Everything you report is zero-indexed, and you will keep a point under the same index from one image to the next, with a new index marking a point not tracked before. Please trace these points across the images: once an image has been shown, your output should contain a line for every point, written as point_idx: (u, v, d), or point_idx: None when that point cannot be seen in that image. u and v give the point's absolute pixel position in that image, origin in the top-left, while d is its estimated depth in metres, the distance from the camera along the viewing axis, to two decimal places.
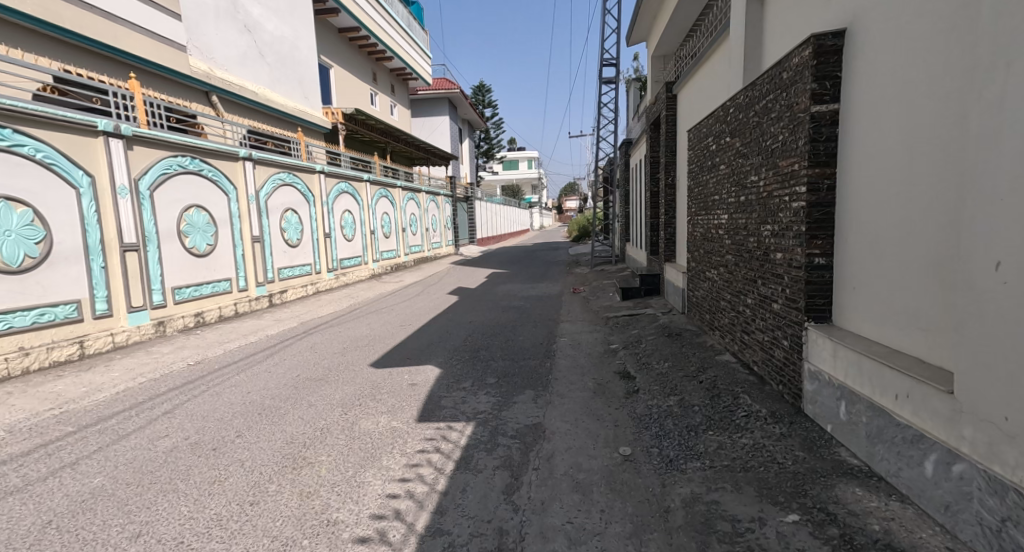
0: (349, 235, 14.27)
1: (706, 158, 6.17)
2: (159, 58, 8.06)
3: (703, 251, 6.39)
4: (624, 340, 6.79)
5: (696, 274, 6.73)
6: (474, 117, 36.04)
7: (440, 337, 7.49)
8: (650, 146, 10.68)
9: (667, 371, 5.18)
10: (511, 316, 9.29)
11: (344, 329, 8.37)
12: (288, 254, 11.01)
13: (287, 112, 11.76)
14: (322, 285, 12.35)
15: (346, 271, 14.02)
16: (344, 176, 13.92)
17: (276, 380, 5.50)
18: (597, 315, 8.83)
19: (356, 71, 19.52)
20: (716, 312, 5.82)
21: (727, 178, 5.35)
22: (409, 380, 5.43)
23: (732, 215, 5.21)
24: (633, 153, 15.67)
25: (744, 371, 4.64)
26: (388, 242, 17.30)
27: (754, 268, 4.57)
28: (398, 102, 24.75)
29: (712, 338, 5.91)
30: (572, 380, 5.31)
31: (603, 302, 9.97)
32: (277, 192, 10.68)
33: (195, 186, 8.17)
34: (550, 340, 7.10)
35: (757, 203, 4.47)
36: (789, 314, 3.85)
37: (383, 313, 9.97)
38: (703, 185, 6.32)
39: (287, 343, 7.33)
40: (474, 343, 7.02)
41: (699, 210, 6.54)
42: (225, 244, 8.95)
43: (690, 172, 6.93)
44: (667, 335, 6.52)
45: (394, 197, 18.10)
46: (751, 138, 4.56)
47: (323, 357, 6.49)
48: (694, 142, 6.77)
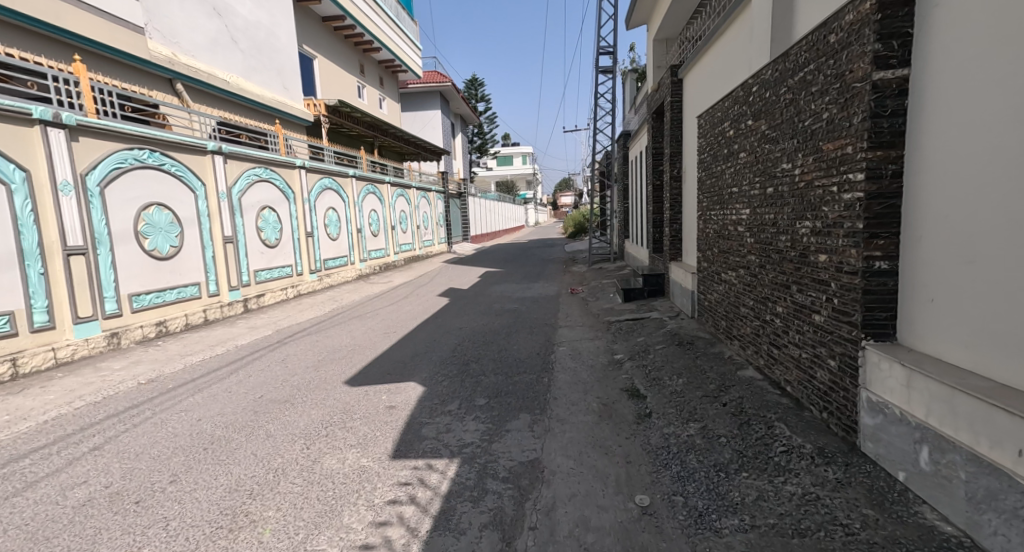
0: (333, 233, 13.54)
1: (721, 145, 5.51)
2: (114, 41, 7.33)
3: (717, 250, 5.74)
4: (630, 350, 6.13)
5: (709, 276, 6.08)
6: (467, 111, 35.21)
7: (427, 347, 6.80)
8: (652, 138, 10.00)
9: (683, 389, 4.52)
10: (504, 320, 8.60)
11: (323, 337, 7.67)
12: (266, 256, 10.29)
13: (263, 103, 11.03)
14: (303, 288, 11.64)
15: (331, 272, 13.30)
16: (327, 172, 13.19)
17: (233, 402, 4.79)
18: (598, 320, 8.15)
19: (341, 62, 18.71)
20: (735, 320, 5.17)
21: (749, 168, 4.68)
22: (386, 403, 4.73)
23: (755, 209, 4.55)
24: (632, 145, 14.97)
25: (775, 391, 3.98)
26: (376, 240, 16.57)
27: (786, 271, 3.90)
28: (387, 95, 23.96)
29: (729, 349, 5.26)
30: (574, 400, 4.64)
31: (603, 304, 9.30)
32: (252, 189, 9.94)
33: (155, 182, 7.47)
34: (548, 350, 6.41)
35: (790, 195, 3.80)
36: (836, 328, 3.18)
37: (368, 318, 9.27)
38: (718, 176, 5.66)
39: (257, 356, 6.61)
40: (463, 354, 6.34)
41: (712, 204, 5.87)
42: (193, 246, 8.24)
43: (701, 163, 6.27)
44: (677, 345, 5.86)
45: (382, 193, 17.35)
46: (783, 119, 3.89)
47: (293, 372, 5.78)
48: (705, 129, 6.11)
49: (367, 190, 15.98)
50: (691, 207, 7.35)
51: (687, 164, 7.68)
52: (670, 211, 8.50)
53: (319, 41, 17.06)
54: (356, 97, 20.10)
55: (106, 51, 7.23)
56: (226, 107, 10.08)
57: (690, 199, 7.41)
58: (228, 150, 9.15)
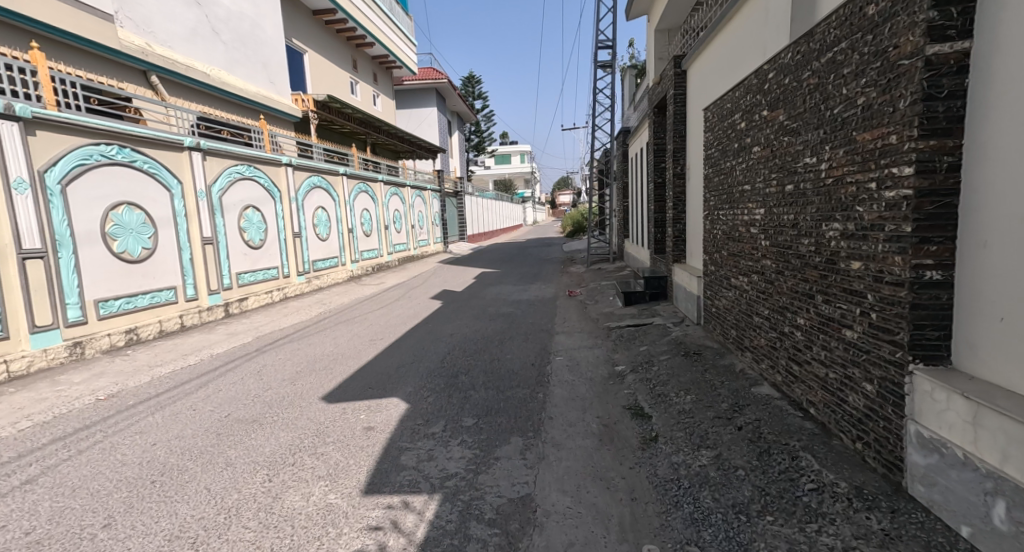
0: (323, 234, 13.09)
1: (731, 139, 5.07)
2: (80, 29, 6.88)
3: (727, 252, 5.31)
4: (631, 360, 5.70)
5: (718, 280, 5.65)
6: (464, 109, 34.72)
7: (414, 357, 6.35)
8: (654, 134, 9.56)
9: (692, 409, 4.08)
10: (498, 326, 8.16)
11: (305, 345, 7.22)
12: (249, 257, 9.85)
13: (248, 98, 10.57)
14: (290, 291, 11.20)
15: (320, 274, 12.85)
16: (315, 169, 12.74)
17: (196, 422, 4.34)
18: (597, 326, 7.70)
19: (333, 57, 18.25)
20: (747, 330, 4.74)
21: (764, 163, 4.24)
22: (364, 424, 4.29)
23: (771, 209, 4.11)
24: (632, 142, 14.54)
25: (797, 413, 3.54)
26: (369, 241, 16.12)
27: (809, 278, 3.46)
28: (381, 92, 23.49)
29: (741, 362, 4.83)
30: (572, 419, 4.21)
31: (603, 308, 8.88)
32: (234, 188, 9.49)
33: (126, 181, 7.04)
34: (543, 360, 5.97)
35: (814, 192, 3.36)
36: (874, 347, 2.74)
37: (356, 323, 8.83)
38: (727, 172, 5.23)
39: (232, 367, 6.16)
40: (453, 365, 5.90)
41: (721, 203, 5.44)
42: (169, 248, 7.80)
43: (708, 158, 5.84)
44: (684, 356, 5.43)
45: (375, 192, 16.88)
46: (806, 107, 3.45)
47: (267, 386, 5.34)
48: (712, 123, 5.69)
49: (359, 189, 15.53)
50: (697, 206, 6.93)
51: (692, 161, 7.25)
52: (674, 210, 8.08)
53: (309, 35, 16.60)
54: (348, 93, 19.62)
55: (71, 39, 6.79)
56: (207, 101, 9.63)
57: (695, 198, 6.98)
58: (208, 147, 8.71)
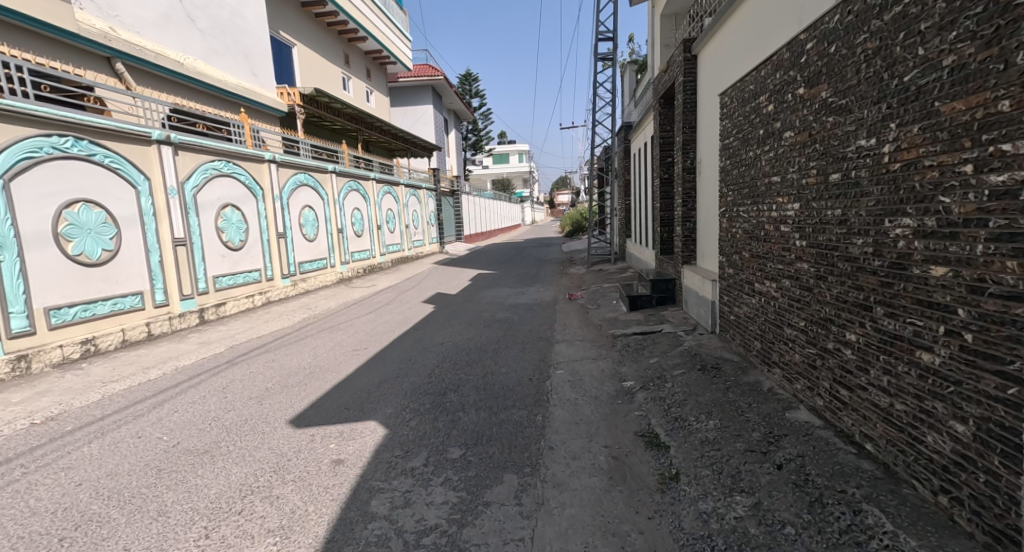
0: (310, 234, 12.47)
1: (755, 125, 4.48)
2: (31, 8, 6.27)
3: (749, 254, 4.72)
4: (640, 375, 5.10)
5: (738, 285, 5.05)
6: (461, 107, 34.08)
7: (399, 370, 5.74)
8: (660, 127, 8.95)
9: (717, 439, 3.47)
10: (492, 333, 7.56)
11: (282, 356, 6.60)
12: (227, 259, 9.26)
13: (227, 90, 9.96)
14: (273, 294, 10.59)
15: (308, 276, 12.24)
16: (301, 166, 12.12)
17: (137, 453, 3.73)
18: (600, 333, 7.11)
19: (323, 51, 17.62)
20: (776, 343, 4.14)
21: (799, 149, 3.63)
22: (332, 456, 3.67)
23: (809, 203, 3.50)
24: (635, 138, 13.97)
25: (849, 448, 2.94)
26: (360, 241, 15.51)
27: (863, 286, 2.86)
28: (375, 88, 22.86)
29: (769, 380, 4.22)
30: (576, 450, 3.60)
31: (606, 313, 8.28)
32: (211, 185, 8.88)
33: (83, 176, 6.47)
34: (542, 374, 5.36)
35: (871, 181, 2.76)
36: (971, 377, 2.13)
37: (342, 330, 8.22)
38: (750, 163, 4.62)
39: (196, 382, 5.53)
40: (442, 380, 5.29)
41: (743, 198, 4.83)
42: (136, 251, 7.19)
43: (727, 149, 5.23)
44: (701, 371, 4.82)
45: (366, 191, 16.28)
46: (861, 78, 2.84)
47: (230, 406, 4.72)
48: (731, 109, 5.08)
49: (349, 188, 14.92)
50: (710, 202, 6.33)
51: (705, 153, 6.65)
52: (683, 207, 7.49)
53: (297, 28, 15.97)
54: (339, 89, 18.99)
55: (20, 20, 6.15)
56: (181, 92, 9.02)
57: (709, 194, 6.38)
58: (181, 140, 8.09)
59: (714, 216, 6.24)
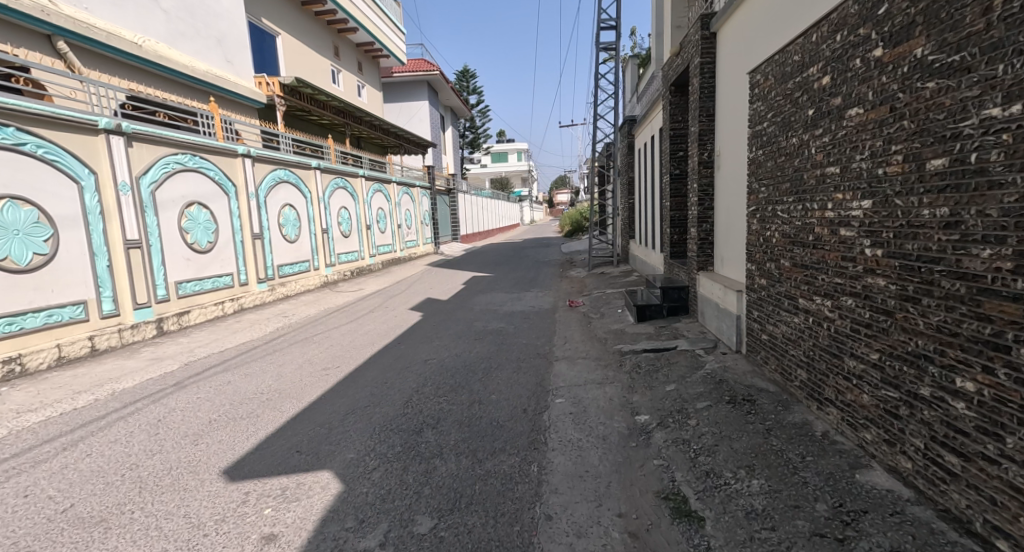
0: (290, 235, 11.65)
1: (801, 103, 3.64)
2: None
3: (791, 261, 3.88)
4: (656, 407, 4.26)
5: (774, 300, 4.22)
6: (458, 103, 33.22)
7: (371, 398, 4.88)
8: (671, 117, 8.10)
9: (768, 512, 2.62)
10: (482, 348, 6.71)
11: (240, 376, 5.74)
12: (193, 263, 8.48)
13: (194, 76, 9.13)
14: (246, 301, 9.76)
15: (287, 280, 11.43)
16: (279, 162, 11.29)
17: (9, 524, 2.86)
18: (605, 349, 6.27)
19: (309, 42, 16.80)
20: (831, 376, 3.30)
21: (872, 131, 2.80)
22: (265, 529, 2.82)
23: (889, 200, 2.67)
24: (639, 132, 13.13)
25: (971, 543, 2.13)
26: (347, 242, 14.69)
27: (995, 316, 2.04)
28: (366, 82, 21.97)
29: (821, 421, 3.38)
30: (581, 521, 2.78)
31: (611, 325, 7.45)
32: (172, 181, 8.06)
33: (9, 168, 5.67)
34: (539, 404, 4.52)
35: (1014, 169, 1.96)
36: None
37: (316, 343, 7.37)
38: (794, 152, 3.79)
39: (129, 412, 4.66)
40: (420, 412, 4.44)
41: (783, 195, 3.99)
42: (78, 254, 6.38)
43: (760, 136, 4.40)
44: (730, 404, 3.99)
45: (354, 188, 15.43)
46: (995, 21, 2.02)
47: (157, 448, 3.85)
48: (766, 88, 4.25)
49: (334, 186, 14.09)
50: (735, 199, 5.50)
51: (728, 144, 5.81)
52: (699, 206, 6.66)
53: (281, 17, 15.15)
54: (327, 82, 18.11)
55: None
56: (140, 78, 8.19)
57: (733, 189, 5.55)
58: (134, 129, 7.25)
59: (739, 216, 5.41)
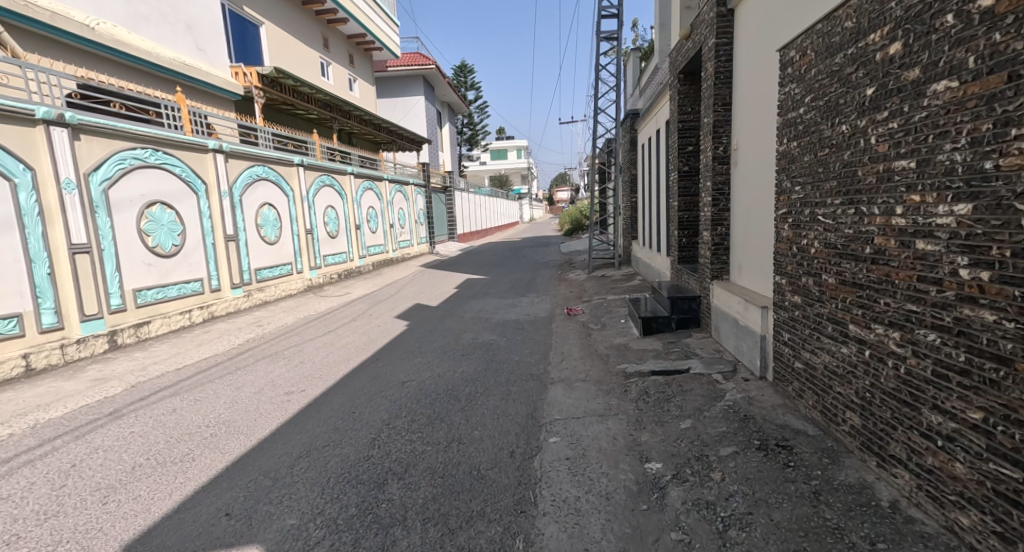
0: (269, 236, 10.95)
1: (855, 81, 2.89)
2: None
3: (838, 277, 3.14)
4: (669, 452, 3.52)
5: (812, 323, 3.48)
6: (456, 99, 32.48)
7: (334, 435, 4.17)
8: (678, 109, 7.39)
9: None
10: (469, 366, 6.00)
11: (189, 402, 5.03)
12: (155, 269, 7.79)
13: (155, 63, 8.38)
14: (218, 308, 9.03)
15: (265, 284, 10.72)
16: (256, 158, 10.56)
17: None
18: (608, 370, 5.55)
19: (295, 33, 16.05)
20: (896, 429, 2.58)
21: (972, 109, 2.07)
22: None
23: (1007, 206, 1.94)
24: (641, 127, 12.44)
25: None
26: (334, 243, 13.98)
27: None
28: (358, 76, 21.21)
29: (885, 484, 2.65)
30: None
31: (613, 339, 6.74)
32: (128, 178, 7.34)
33: None
34: (528, 447, 3.81)
35: None
36: None
37: (286, 359, 6.66)
38: (841, 143, 3.05)
39: (42, 453, 3.94)
40: (386, 458, 3.74)
41: (827, 195, 3.26)
42: (10, 262, 5.75)
43: (795, 125, 3.66)
44: (760, 452, 3.25)
45: (342, 186, 14.71)
46: None
47: (54, 509, 3.14)
48: (804, 66, 3.50)
49: (319, 184, 13.36)
50: (760, 199, 4.74)
51: (750, 135, 5.04)
52: (713, 207, 5.92)
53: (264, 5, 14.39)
54: (315, 75, 17.36)
55: None
56: (93, 65, 7.47)
57: (758, 187, 4.79)
58: (80, 121, 6.55)
59: (765, 219, 4.66)
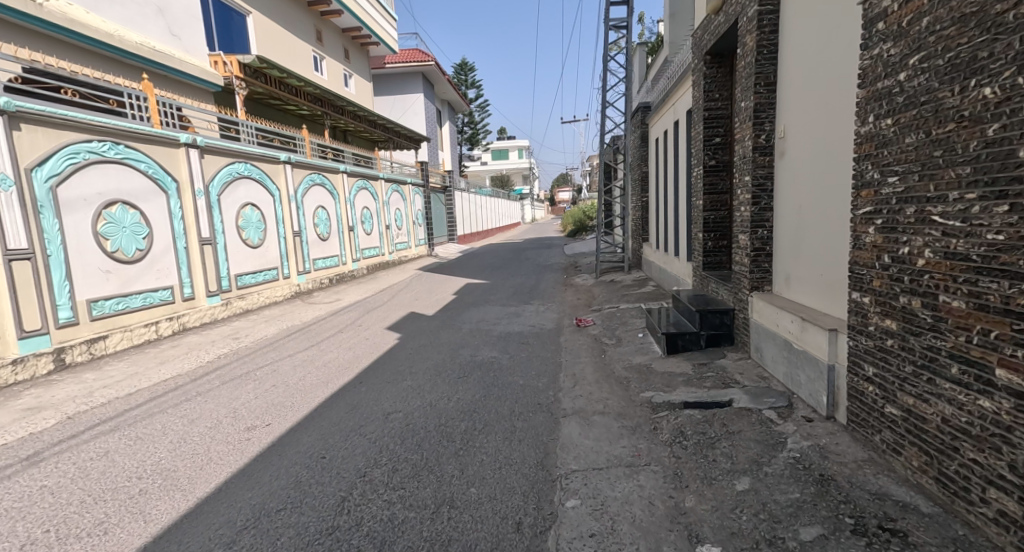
0: (252, 238, 10.12)
1: (1015, 21, 2.03)
2: None
3: (972, 298, 2.27)
4: (728, 530, 2.65)
5: (918, 357, 2.63)
6: (456, 97, 31.64)
7: (295, 493, 3.32)
8: (704, 95, 6.54)
9: None
10: (465, 394, 5.14)
11: (128, 442, 4.17)
12: (114, 276, 6.95)
13: (115, 46, 7.56)
14: (190, 319, 8.19)
15: (247, 291, 9.88)
16: (235, 154, 9.72)
17: None
18: (630, 400, 4.69)
19: (285, 24, 15.20)
20: None
21: None
22: None
23: None
24: (653, 121, 11.60)
25: None
26: (325, 246, 13.14)
27: None
28: (354, 72, 20.39)
29: None
30: None
31: (632, 358, 5.87)
32: (81, 175, 6.51)
33: None
34: (541, 515, 2.96)
35: None
36: None
37: (257, 381, 5.81)
38: (981, 112, 2.20)
39: None
40: (356, 530, 2.89)
41: (947, 186, 2.40)
42: None
43: (888, 97, 2.81)
44: (859, 538, 2.36)
45: (334, 186, 13.87)
46: None
47: None
48: (907, 16, 2.64)
49: (309, 182, 12.52)
50: (828, 196, 3.83)
51: (810, 118, 4.14)
52: (752, 206, 5.03)
53: None
54: (307, 69, 16.53)
55: None
56: (41, 46, 6.67)
57: (826, 182, 3.88)
58: (19, 108, 5.74)
59: (836, 221, 3.75)
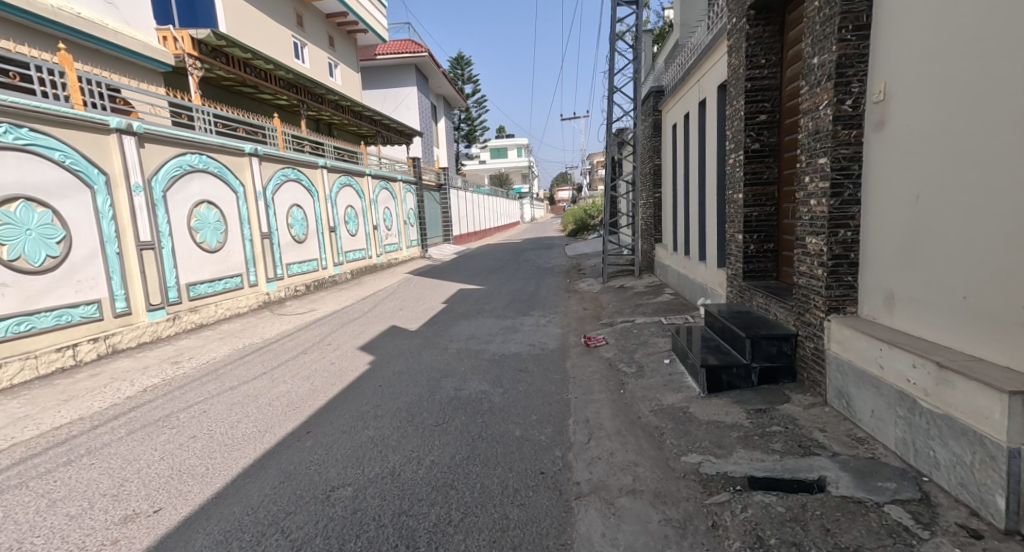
0: (207, 241, 8.77)
1: None
2: None
3: None
4: None
5: None
6: (450, 90, 30.27)
7: None
8: (745, 60, 5.20)
9: None
10: (442, 456, 3.78)
11: None
12: (14, 290, 5.72)
13: (18, 8, 6.31)
14: (124, 339, 6.88)
15: (201, 303, 8.53)
16: (185, 143, 8.38)
17: None
18: (670, 472, 3.35)
19: (259, 6, 13.85)
20: None
21: None
22: None
23: None
24: (668, 107, 10.26)
25: None
26: (301, 249, 11.79)
27: None
28: (341, 60, 19.03)
29: None
30: None
31: (663, 398, 4.53)
32: None
33: None
34: None
35: None
36: None
37: (175, 430, 4.46)
38: None
39: None
40: None
41: None
42: None
43: None
44: None
45: (312, 182, 12.52)
46: None
47: None
48: None
49: (281, 177, 11.18)
50: (1010, 175, 2.46)
51: (952, 63, 2.79)
52: (831, 198, 3.66)
53: None
54: (286, 55, 15.17)
55: None
56: None
57: (993, 154, 2.55)
58: None
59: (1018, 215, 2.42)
